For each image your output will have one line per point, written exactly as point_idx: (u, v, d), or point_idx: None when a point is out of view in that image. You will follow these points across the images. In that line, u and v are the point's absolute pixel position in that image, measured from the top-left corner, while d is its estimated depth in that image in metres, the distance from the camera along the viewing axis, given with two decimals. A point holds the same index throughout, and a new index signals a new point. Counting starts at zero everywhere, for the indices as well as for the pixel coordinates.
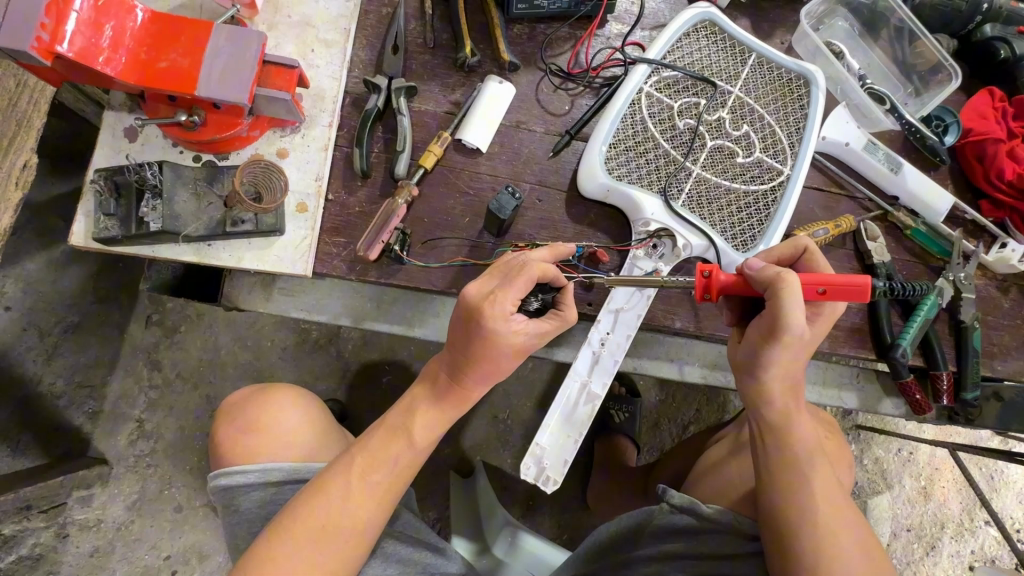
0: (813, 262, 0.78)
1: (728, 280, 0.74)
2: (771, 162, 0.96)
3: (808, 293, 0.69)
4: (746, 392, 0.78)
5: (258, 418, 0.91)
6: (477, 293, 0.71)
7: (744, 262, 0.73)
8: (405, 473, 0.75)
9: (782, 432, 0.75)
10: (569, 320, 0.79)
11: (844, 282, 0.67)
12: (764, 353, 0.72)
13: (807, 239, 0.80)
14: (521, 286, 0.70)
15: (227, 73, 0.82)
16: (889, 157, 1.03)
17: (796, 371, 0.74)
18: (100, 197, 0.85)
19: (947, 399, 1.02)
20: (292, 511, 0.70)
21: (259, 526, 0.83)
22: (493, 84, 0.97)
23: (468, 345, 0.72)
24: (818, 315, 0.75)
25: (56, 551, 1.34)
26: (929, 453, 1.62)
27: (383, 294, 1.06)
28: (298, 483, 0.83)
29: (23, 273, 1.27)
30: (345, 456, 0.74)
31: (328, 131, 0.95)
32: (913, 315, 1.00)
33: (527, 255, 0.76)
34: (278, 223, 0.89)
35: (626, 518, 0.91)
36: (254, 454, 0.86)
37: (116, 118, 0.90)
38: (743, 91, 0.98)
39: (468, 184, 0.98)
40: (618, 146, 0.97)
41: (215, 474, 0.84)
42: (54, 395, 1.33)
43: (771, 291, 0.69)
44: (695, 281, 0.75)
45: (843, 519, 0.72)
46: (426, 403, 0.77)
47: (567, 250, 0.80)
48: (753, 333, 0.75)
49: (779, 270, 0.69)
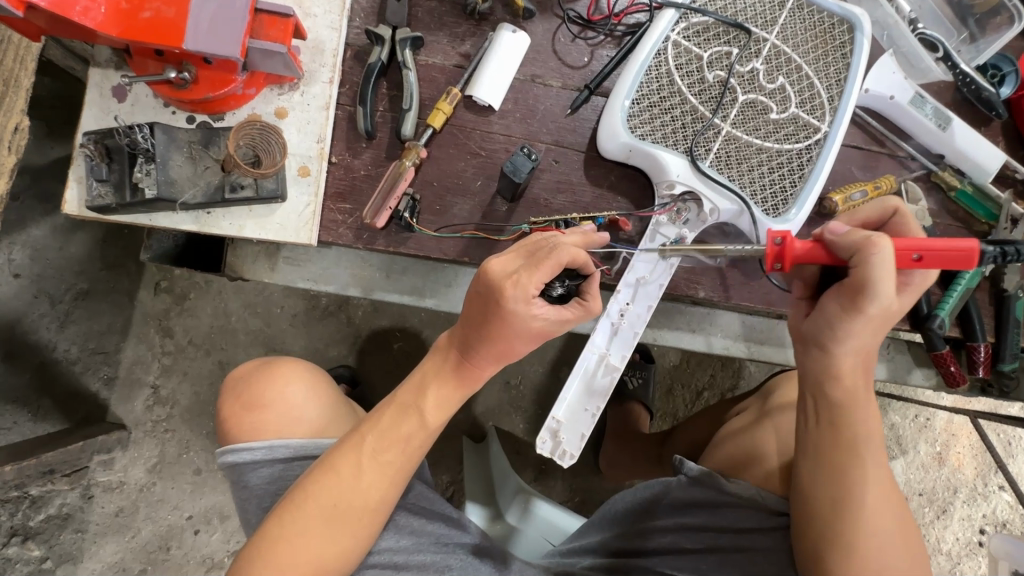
0: (904, 226, 0.72)
1: (807, 248, 0.68)
2: (808, 118, 0.88)
3: (902, 261, 0.63)
4: (810, 365, 0.73)
5: (262, 394, 0.88)
6: (500, 272, 0.66)
7: (827, 226, 0.67)
8: (417, 449, 0.73)
9: (844, 411, 0.71)
10: (591, 311, 0.73)
11: (946, 247, 0.59)
12: (840, 325, 0.67)
13: (896, 199, 0.73)
14: (547, 272, 0.65)
15: (215, 24, 0.75)
16: (938, 111, 0.95)
17: (870, 347, 0.70)
18: (91, 161, 0.79)
19: (983, 371, 0.97)
20: (301, 489, 0.69)
21: (268, 502, 0.82)
22: (507, 33, 0.89)
23: (484, 322, 0.68)
24: (908, 284, 0.68)
25: (81, 511, 1.38)
26: (946, 420, 1.59)
27: (390, 263, 1.02)
28: (306, 459, 0.82)
29: (29, 238, 1.27)
30: (354, 434, 0.71)
31: (327, 87, 0.88)
32: (952, 284, 0.95)
33: (556, 238, 0.70)
34: (279, 189, 0.84)
35: (642, 490, 0.93)
36: (260, 430, 0.85)
37: (102, 75, 0.84)
38: (780, 38, 0.89)
39: (479, 145, 0.92)
40: (643, 102, 0.90)
41: (222, 450, 0.83)
42: (70, 361, 1.35)
43: (857, 259, 0.63)
44: (766, 249, 0.68)
45: (890, 509, 0.69)
46: (438, 380, 0.73)
47: (597, 238, 0.73)
48: (828, 304, 0.69)
49: (869, 234, 0.63)
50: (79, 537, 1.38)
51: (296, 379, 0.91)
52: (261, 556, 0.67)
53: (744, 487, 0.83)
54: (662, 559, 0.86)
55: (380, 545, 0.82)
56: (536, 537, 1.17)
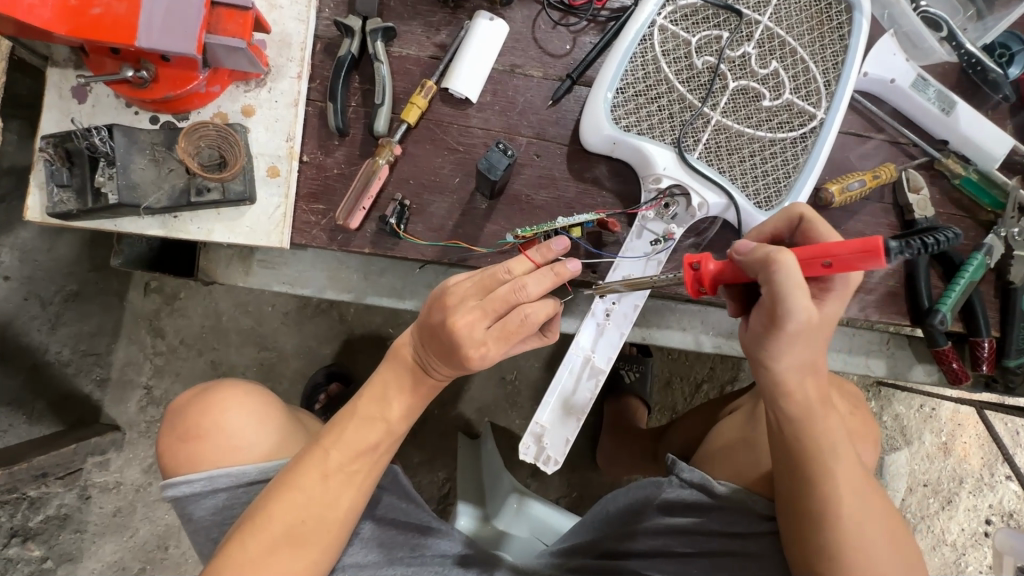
0: (814, 230, 0.67)
1: (721, 269, 0.65)
2: (802, 105, 0.83)
3: (813, 268, 0.59)
4: (758, 382, 0.70)
5: (197, 423, 0.81)
6: (466, 338, 0.63)
7: (733, 244, 0.63)
8: (378, 459, 0.72)
9: (803, 423, 0.68)
10: (550, 341, 0.74)
11: (850, 250, 0.55)
12: (770, 344, 0.64)
13: (802, 205, 0.68)
14: (515, 340, 0.64)
15: (170, 19, 0.72)
16: (942, 95, 0.90)
17: (813, 357, 0.66)
18: (51, 166, 0.77)
19: (987, 367, 0.93)
20: (261, 510, 0.67)
21: (218, 532, 0.78)
22: (484, 21, 0.85)
23: (445, 363, 0.68)
24: (828, 290, 0.65)
25: (81, 512, 1.33)
26: (952, 409, 1.55)
27: (369, 264, 0.99)
28: (251, 486, 0.78)
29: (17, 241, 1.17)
30: (314, 448, 0.69)
31: (296, 83, 0.85)
32: (955, 277, 0.91)
33: (525, 290, 0.63)
34: (247, 190, 0.81)
35: (616, 499, 0.90)
36: (197, 461, 0.79)
37: (60, 76, 0.81)
38: (773, 20, 0.84)
39: (458, 140, 0.88)
40: (627, 91, 0.85)
41: (162, 486, 0.78)
42: (63, 364, 1.29)
43: (763, 276, 0.60)
44: (684, 276, 0.67)
45: (869, 509, 0.68)
46: (399, 392, 0.72)
47: (570, 274, 0.66)
48: (755, 322, 0.65)
49: (769, 250, 0.59)
50: (78, 537, 1.33)
51: (236, 402, 0.83)
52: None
53: (735, 489, 0.80)
54: (649, 562, 0.83)
55: (345, 561, 0.80)
56: (528, 538, 1.15)
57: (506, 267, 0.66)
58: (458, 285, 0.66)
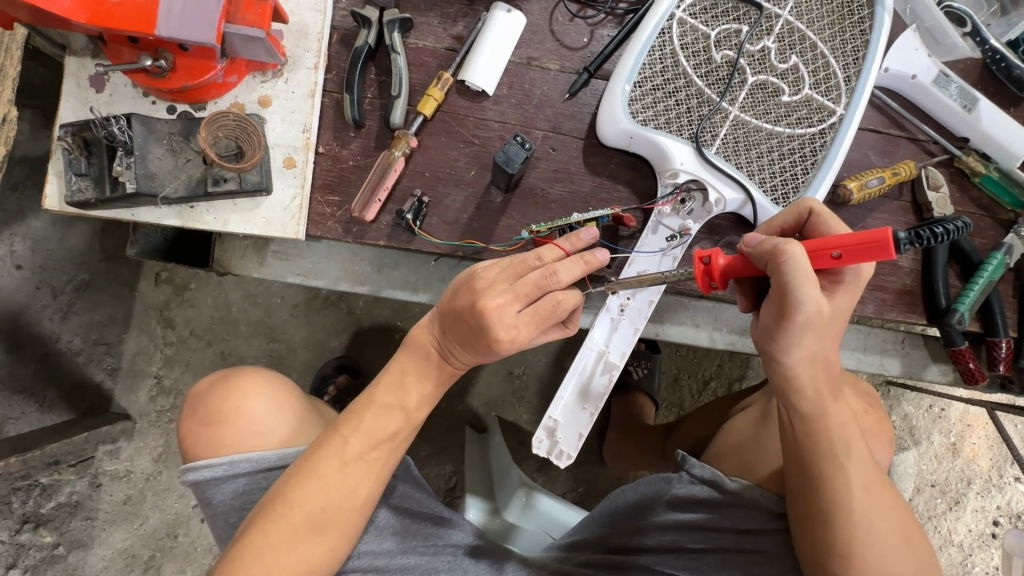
0: (822, 225, 0.67)
1: (731, 262, 0.65)
2: (822, 100, 0.82)
3: (823, 261, 0.58)
4: (768, 377, 0.69)
5: (218, 408, 0.81)
6: (498, 321, 0.63)
7: (742, 238, 0.64)
8: (396, 447, 0.72)
9: (816, 419, 0.68)
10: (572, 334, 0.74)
11: (859, 241, 0.54)
12: (781, 338, 0.63)
13: (812, 199, 0.68)
14: (545, 324, 0.65)
15: (189, 8, 0.72)
16: (964, 91, 0.89)
17: (824, 350, 0.66)
18: (69, 154, 0.77)
19: (1003, 367, 0.92)
20: (281, 498, 0.67)
21: (235, 518, 0.78)
22: (501, 13, 0.84)
23: (471, 346, 0.67)
24: (837, 284, 0.64)
25: (91, 499, 1.34)
26: (962, 410, 1.54)
27: (383, 257, 0.99)
28: (270, 472, 0.78)
29: (31, 229, 1.17)
30: (333, 436, 0.69)
31: (313, 74, 0.84)
32: (974, 276, 0.90)
33: (556, 277, 0.63)
34: (263, 181, 0.81)
35: (624, 494, 0.91)
36: (218, 446, 0.79)
37: (78, 64, 0.81)
38: (794, 14, 0.83)
39: (473, 133, 0.88)
40: (645, 85, 0.85)
41: (182, 470, 0.78)
42: (74, 353, 1.30)
43: (772, 267, 0.59)
44: (693, 270, 0.67)
45: (880, 503, 0.68)
46: (419, 380, 0.72)
47: (600, 263, 0.66)
48: (765, 314, 0.65)
49: (779, 241, 0.59)
50: (89, 524, 1.34)
51: (254, 391, 0.83)
52: (242, 569, 0.64)
53: (745, 486, 0.79)
54: (662, 558, 0.83)
55: (361, 549, 0.80)
56: (536, 532, 1.15)
57: (537, 253, 0.66)
58: (487, 272, 0.65)
